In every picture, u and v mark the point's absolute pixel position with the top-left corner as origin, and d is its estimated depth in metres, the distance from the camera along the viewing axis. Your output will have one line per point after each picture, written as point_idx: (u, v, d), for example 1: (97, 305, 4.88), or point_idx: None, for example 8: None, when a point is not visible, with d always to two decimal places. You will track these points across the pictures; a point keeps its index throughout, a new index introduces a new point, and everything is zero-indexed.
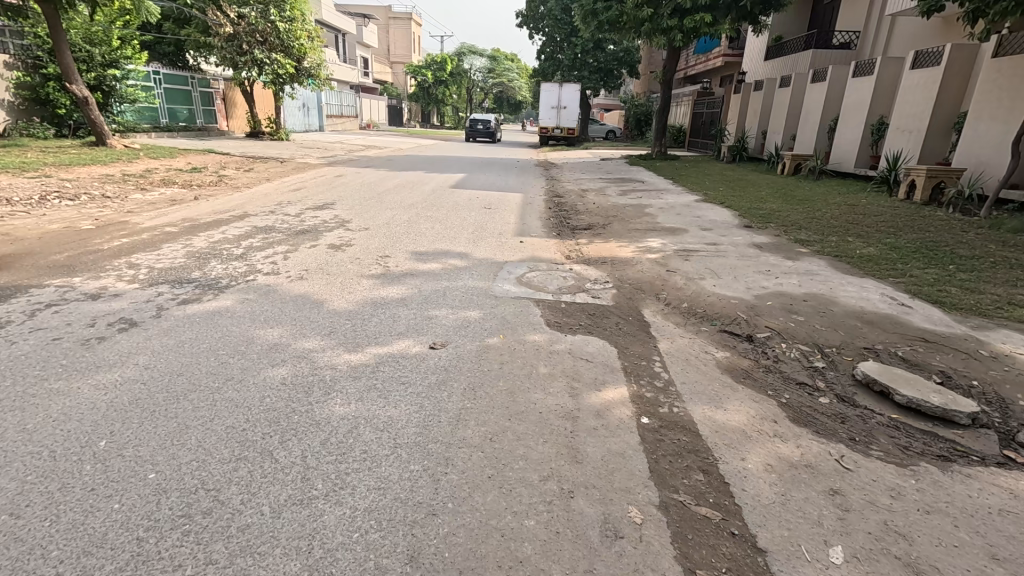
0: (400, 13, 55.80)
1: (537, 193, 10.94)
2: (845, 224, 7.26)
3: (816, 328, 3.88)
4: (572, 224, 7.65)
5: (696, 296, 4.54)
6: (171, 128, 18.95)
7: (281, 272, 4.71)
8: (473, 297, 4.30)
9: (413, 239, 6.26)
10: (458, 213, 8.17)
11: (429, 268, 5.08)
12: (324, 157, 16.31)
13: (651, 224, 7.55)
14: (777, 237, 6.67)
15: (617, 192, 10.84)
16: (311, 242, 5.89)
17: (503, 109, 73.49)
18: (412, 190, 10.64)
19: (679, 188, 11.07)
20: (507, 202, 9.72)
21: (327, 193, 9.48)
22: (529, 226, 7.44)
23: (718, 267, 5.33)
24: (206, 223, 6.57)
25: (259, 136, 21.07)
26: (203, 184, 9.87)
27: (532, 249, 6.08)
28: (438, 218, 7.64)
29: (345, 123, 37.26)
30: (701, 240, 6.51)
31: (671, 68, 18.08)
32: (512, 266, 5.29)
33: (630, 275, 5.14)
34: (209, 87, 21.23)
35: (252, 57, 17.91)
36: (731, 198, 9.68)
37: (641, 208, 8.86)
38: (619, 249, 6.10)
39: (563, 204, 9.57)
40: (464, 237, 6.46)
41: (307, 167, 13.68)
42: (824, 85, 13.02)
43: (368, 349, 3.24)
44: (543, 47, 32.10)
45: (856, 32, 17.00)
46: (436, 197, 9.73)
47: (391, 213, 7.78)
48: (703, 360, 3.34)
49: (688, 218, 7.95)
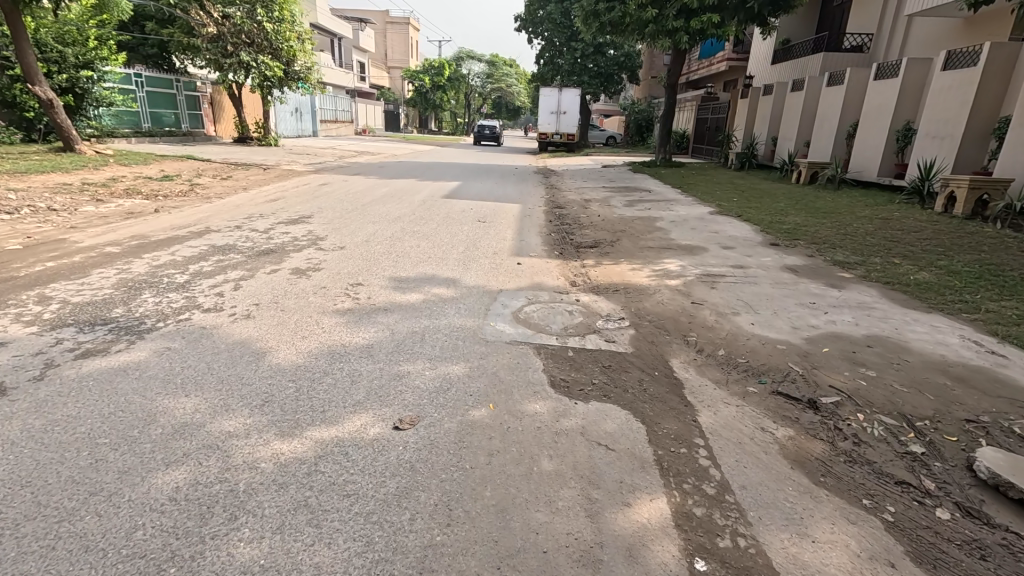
0: (398, 18, 55.25)
1: (536, 204, 10.13)
2: (885, 242, 6.44)
3: (895, 389, 3.03)
4: (575, 240, 6.83)
5: (732, 339, 3.70)
6: (153, 133, 18.12)
7: (225, 309, 3.86)
8: (457, 343, 3.45)
9: (393, 261, 5.42)
10: (449, 227, 7.35)
11: (407, 301, 4.22)
12: (311, 164, 15.54)
13: (665, 241, 6.73)
14: (811, 257, 5.84)
15: (623, 203, 10.03)
16: (273, 265, 5.05)
17: (501, 114, 72.90)
18: (400, 199, 9.83)
19: (689, 198, 10.24)
20: (503, 214, 8.92)
21: (306, 205, 8.66)
22: (528, 243, 6.61)
23: (751, 298, 4.50)
24: (157, 241, 5.74)
25: (247, 141, 20.28)
26: (171, 194, 9.03)
27: (531, 273, 5.24)
28: (426, 234, 6.81)
29: (340, 128, 36.51)
30: (725, 262, 5.67)
31: (675, 72, 17.32)
32: (507, 298, 4.44)
33: (649, 309, 4.29)
34: (195, 90, 20.48)
35: (238, 59, 17.18)
36: (749, 210, 8.87)
37: (650, 222, 8.06)
38: (632, 274, 5.26)
39: (565, 216, 8.76)
40: (452, 259, 5.62)
41: (292, 174, 12.88)
42: (841, 88, 12.24)
43: (309, 433, 2.38)
44: (543, 51, 31.24)
45: (869, 35, 16.28)
46: (426, 209, 8.90)
47: (373, 228, 6.96)
48: (760, 442, 2.49)
49: (705, 233, 7.13)
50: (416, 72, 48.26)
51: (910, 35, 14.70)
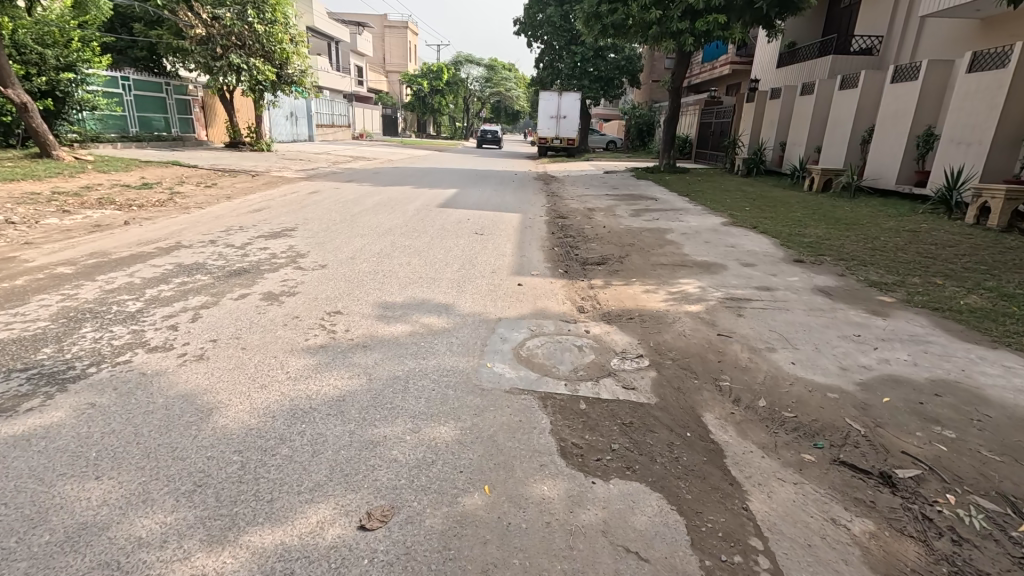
0: (396, 22, 54.93)
1: (537, 213, 9.59)
2: (919, 258, 5.89)
3: (984, 456, 2.47)
4: (581, 256, 6.29)
5: (773, 384, 3.14)
6: (141, 138, 17.58)
7: (176, 347, 3.28)
8: (447, 393, 2.88)
9: (379, 283, 4.86)
10: (443, 241, 6.80)
11: (392, 335, 3.67)
12: (304, 170, 15.02)
13: (678, 257, 6.18)
14: (842, 277, 5.29)
15: (629, 213, 9.48)
16: (242, 288, 4.49)
17: (500, 119, 72.60)
18: (394, 209, 9.29)
19: (699, 208, 9.71)
20: (503, 225, 8.37)
21: (291, 215, 8.10)
22: (529, 259, 6.07)
23: (786, 329, 3.95)
24: (117, 259, 5.18)
25: (239, 146, 19.75)
26: (148, 203, 8.48)
27: (534, 297, 4.68)
28: (419, 249, 6.26)
29: (336, 132, 36.00)
30: (749, 282, 5.13)
31: (680, 75, 16.81)
32: (506, 329, 3.89)
33: (670, 343, 3.73)
34: (186, 94, 19.99)
35: (228, 61, 16.69)
36: (764, 221, 8.34)
37: (660, 234, 7.51)
38: (647, 297, 4.72)
39: (568, 228, 8.21)
40: (446, 280, 5.06)
41: (281, 181, 12.34)
42: (855, 91, 11.74)
43: (247, 541, 1.81)
44: (542, 55, 30.81)
45: (879, 37, 15.73)
46: (420, 219, 8.35)
47: (361, 242, 6.42)
48: (835, 543, 1.93)
49: (721, 248, 6.59)
50: (414, 76, 47.88)
51: (923, 37, 14.15)
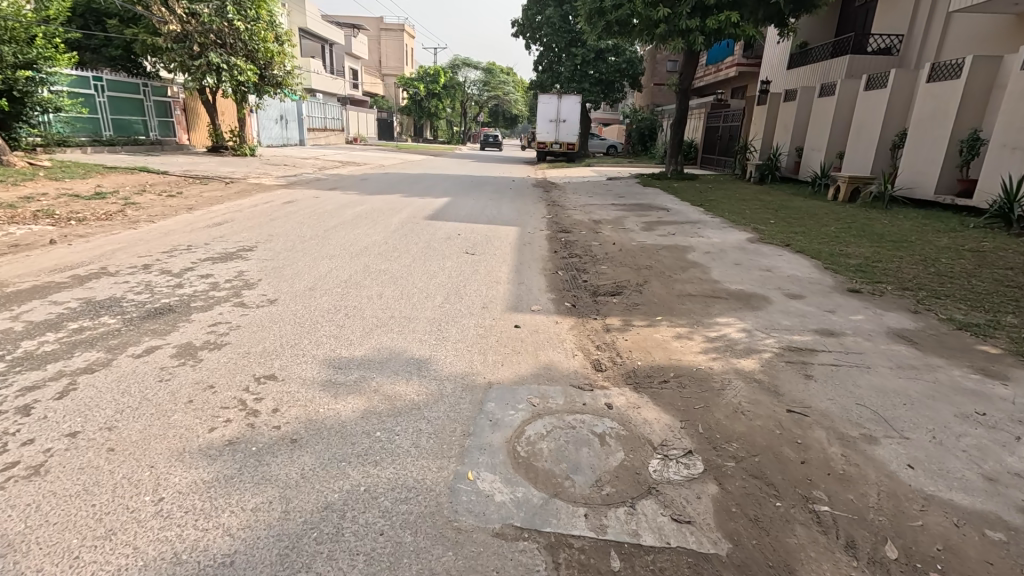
0: (392, 25, 54.13)
1: (536, 227, 8.57)
2: (999, 287, 4.90)
3: None
4: (590, 283, 5.26)
5: (895, 511, 2.10)
6: (114, 142, 16.57)
7: (8, 451, 2.22)
8: (400, 544, 1.84)
9: (336, 327, 3.80)
10: (427, 263, 5.76)
11: (336, 421, 2.61)
12: (285, 176, 14.02)
13: (708, 286, 5.16)
14: (916, 314, 4.29)
15: (639, 226, 8.47)
16: (153, 338, 3.44)
17: (497, 123, 71.84)
18: (375, 222, 8.26)
19: (718, 221, 8.70)
20: (499, 241, 7.37)
21: (253, 230, 7.07)
22: (527, 288, 5.05)
23: (879, 401, 2.91)
24: (11, 293, 4.13)
25: (221, 150, 18.72)
26: (93, 216, 7.44)
27: (535, 347, 3.63)
28: (395, 275, 5.22)
29: (329, 136, 35.03)
30: (804, 324, 4.11)
31: (687, 76, 15.83)
32: (497, 405, 2.83)
33: (726, 426, 2.68)
34: (165, 96, 19.03)
35: (206, 61, 15.72)
36: (795, 237, 7.33)
37: (681, 255, 6.50)
38: (681, 347, 3.69)
39: (573, 245, 7.20)
40: (423, 321, 4.01)
41: (257, 189, 11.32)
42: (884, 92, 10.76)
43: None
44: (541, 58, 29.92)
45: (899, 36, 14.87)
46: (403, 235, 7.32)
47: (327, 266, 5.40)
48: None
49: (756, 274, 5.57)
50: (410, 80, 47.09)
51: (948, 35, 13.29)
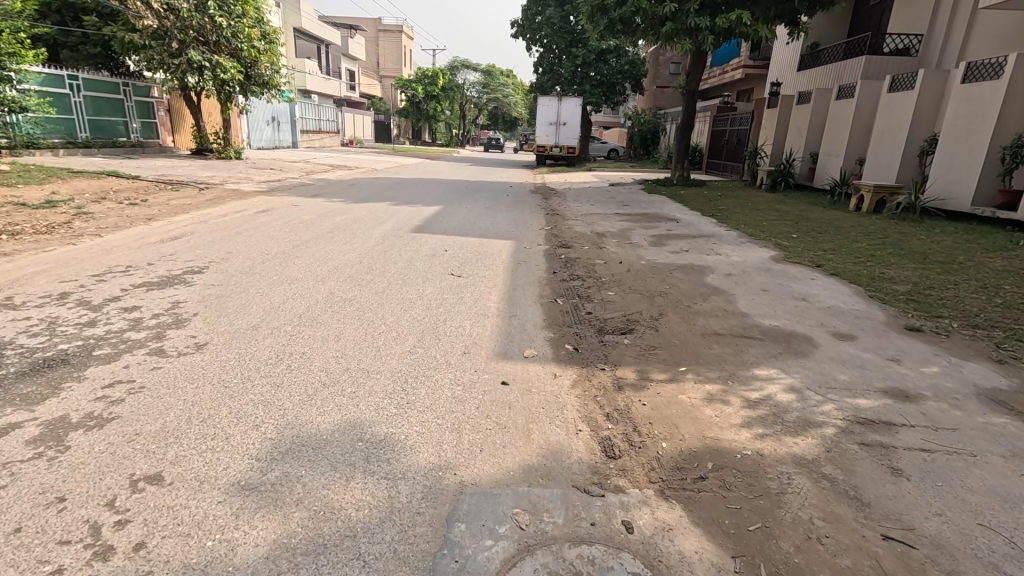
0: (390, 26, 53.46)
1: (533, 240, 7.74)
2: None
3: None
4: (596, 317, 4.42)
5: None
6: (90, 143, 15.78)
7: None
8: None
9: (270, 388, 2.95)
10: (404, 290, 4.92)
11: (223, 570, 1.75)
12: (268, 181, 13.23)
13: (737, 322, 4.31)
14: (1002, 365, 3.46)
15: (647, 241, 7.65)
16: (17, 410, 2.58)
17: (497, 125, 71.08)
18: (354, 235, 7.44)
19: (734, 236, 7.87)
20: (492, 258, 6.54)
21: (211, 246, 6.24)
22: (521, 324, 4.21)
23: (1009, 520, 2.06)
24: None
25: (206, 153, 17.90)
26: (32, 228, 6.61)
27: (527, 419, 2.78)
28: (364, 307, 4.38)
29: (324, 139, 34.24)
30: (866, 379, 3.27)
31: (694, 78, 14.98)
32: (468, 530, 1.98)
33: (801, 571, 1.83)
34: (148, 96, 18.23)
35: (187, 58, 14.93)
36: (825, 256, 6.51)
37: (698, 278, 5.67)
38: (716, 418, 2.84)
39: (575, 263, 6.38)
40: (386, 377, 3.16)
41: (233, 196, 10.50)
42: (910, 94, 9.97)
43: None
44: (541, 59, 29.16)
45: (918, 36, 14.06)
46: (383, 251, 6.48)
47: (284, 295, 4.56)
48: None
49: (790, 305, 4.73)
50: (408, 82, 46.38)
51: (972, 34, 12.54)
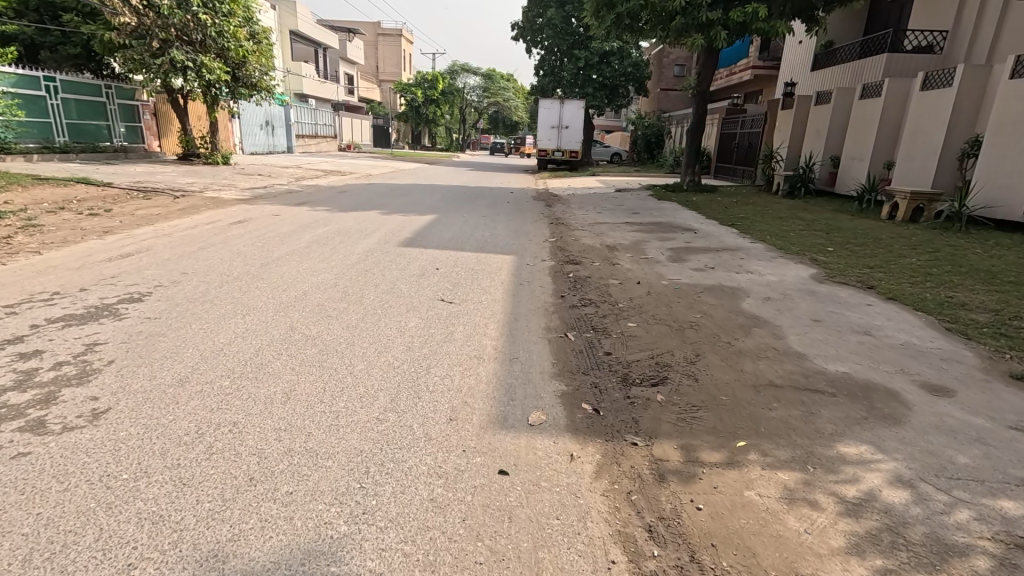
0: (389, 30, 52.83)
1: (536, 255, 6.91)
2: None
3: None
4: (618, 361, 3.56)
5: None
6: (67, 148, 15.03)
7: None
8: None
9: (171, 489, 2.10)
10: (382, 323, 4.06)
11: None
12: (252, 188, 12.43)
13: (796, 367, 3.45)
14: None
15: (665, 256, 6.80)
16: None
17: (497, 129, 70.45)
18: (335, 250, 6.59)
19: (762, 250, 7.03)
20: (490, 277, 5.68)
21: (165, 265, 5.40)
22: (523, 372, 3.35)
23: None
24: None
25: (192, 158, 17.11)
26: None
27: (535, 543, 1.92)
28: (329, 349, 3.53)
29: (320, 144, 33.51)
30: (995, 462, 2.41)
31: (705, 77, 14.15)
32: None
33: None
34: (132, 99, 17.45)
35: (168, 58, 14.16)
36: (875, 275, 5.66)
37: (733, 303, 4.83)
38: (810, 537, 1.97)
39: (587, 284, 5.52)
40: (340, 467, 2.30)
41: (209, 206, 9.68)
42: (947, 91, 9.12)
43: None
44: (542, 62, 28.52)
45: (942, 32, 13.34)
46: (365, 269, 5.64)
47: (232, 333, 3.71)
48: None
49: (853, 341, 3.88)
50: (408, 86, 45.70)
51: (1004, 29, 11.74)
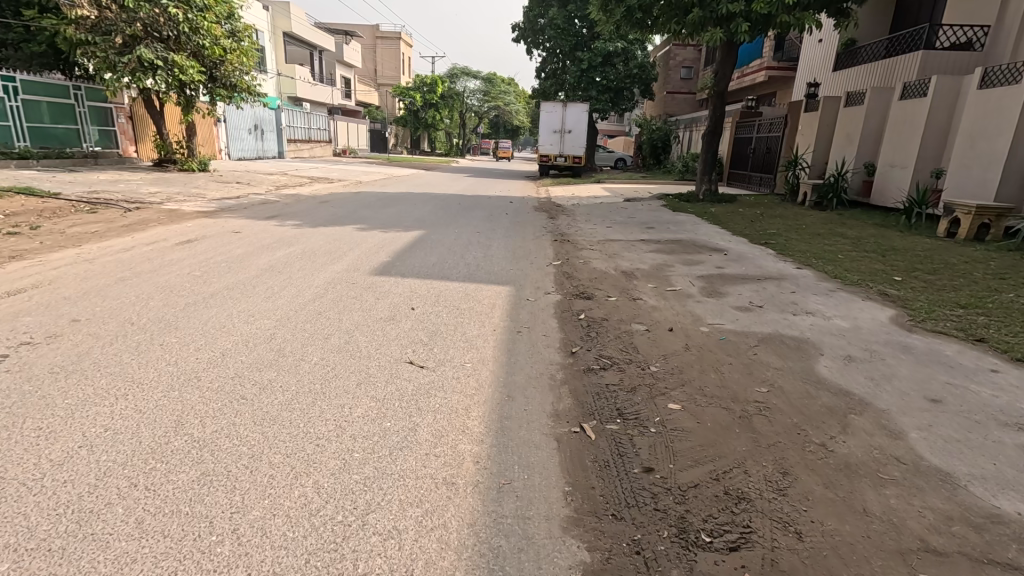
0: (388, 33, 51.80)
1: (539, 285, 5.67)
2: None
3: None
4: (667, 491, 2.30)
5: None
6: (27, 153, 13.94)
7: None
8: None
9: None
10: (315, 411, 2.82)
11: None
12: (222, 199, 11.22)
13: (950, 504, 2.19)
14: None
15: (697, 287, 5.54)
16: None
17: (498, 134, 69.34)
18: (289, 280, 5.35)
19: (814, 280, 5.77)
20: (479, 321, 4.43)
21: (54, 308, 4.15)
22: (522, 522, 2.09)
23: None
24: None
25: (168, 164, 15.92)
26: None
27: None
28: (216, 471, 2.28)
29: (313, 148, 32.35)
30: None
31: (723, 76, 12.90)
32: None
33: None
34: (104, 101, 16.27)
35: (135, 55, 13.00)
36: (976, 318, 4.40)
37: (806, 367, 3.56)
38: None
39: (604, 332, 4.28)
40: None
41: (162, 220, 8.47)
42: (1014, 89, 7.88)
43: None
44: (543, 64, 27.50)
45: (984, 27, 12.19)
46: (318, 311, 4.41)
47: (78, 438, 2.45)
48: None
49: (1009, 445, 2.62)
50: (406, 90, 44.63)
51: None
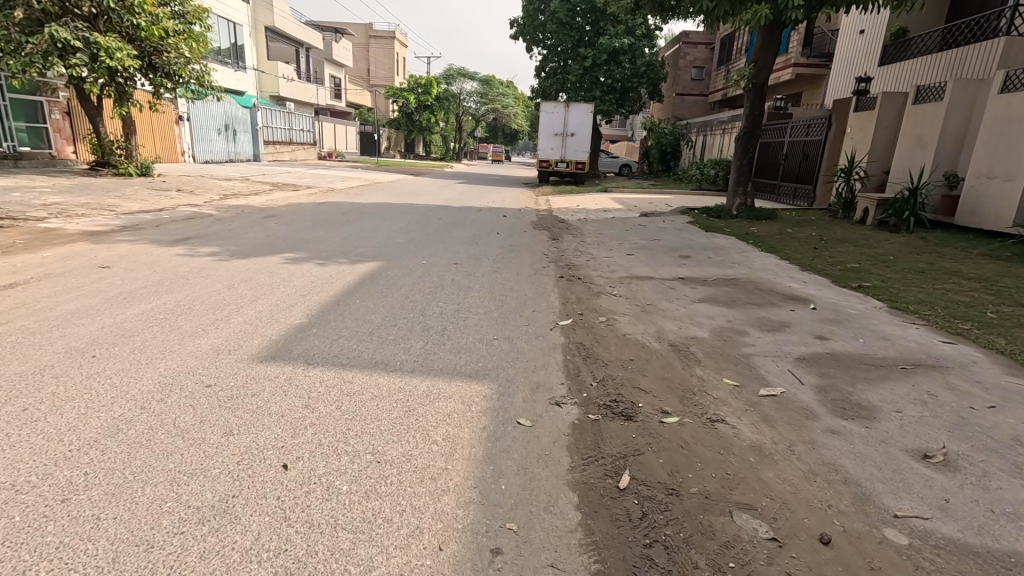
0: (382, 32, 49.63)
1: (538, 380, 3.35)
2: None
3: None
4: None
5: None
6: None
7: None
8: None
9: None
10: None
11: None
12: (138, 212, 8.90)
13: None
14: None
15: (812, 392, 3.20)
16: None
17: (496, 138, 66.99)
18: (97, 378, 3.02)
19: (1000, 372, 3.46)
20: (411, 514, 2.09)
21: None
22: None
23: None
24: None
25: (103, 167, 13.57)
26: None
27: None
28: None
29: (293, 151, 30.04)
30: None
31: (763, 67, 10.61)
32: None
33: None
34: (33, 95, 13.90)
35: (45, 34, 10.65)
36: None
37: None
38: None
39: (684, 554, 1.95)
40: None
41: (13, 245, 6.09)
42: None
43: None
44: (543, 62, 25.36)
45: None
46: (61, 495, 2.06)
47: None
48: None
49: None
50: (399, 90, 42.40)
51: None
